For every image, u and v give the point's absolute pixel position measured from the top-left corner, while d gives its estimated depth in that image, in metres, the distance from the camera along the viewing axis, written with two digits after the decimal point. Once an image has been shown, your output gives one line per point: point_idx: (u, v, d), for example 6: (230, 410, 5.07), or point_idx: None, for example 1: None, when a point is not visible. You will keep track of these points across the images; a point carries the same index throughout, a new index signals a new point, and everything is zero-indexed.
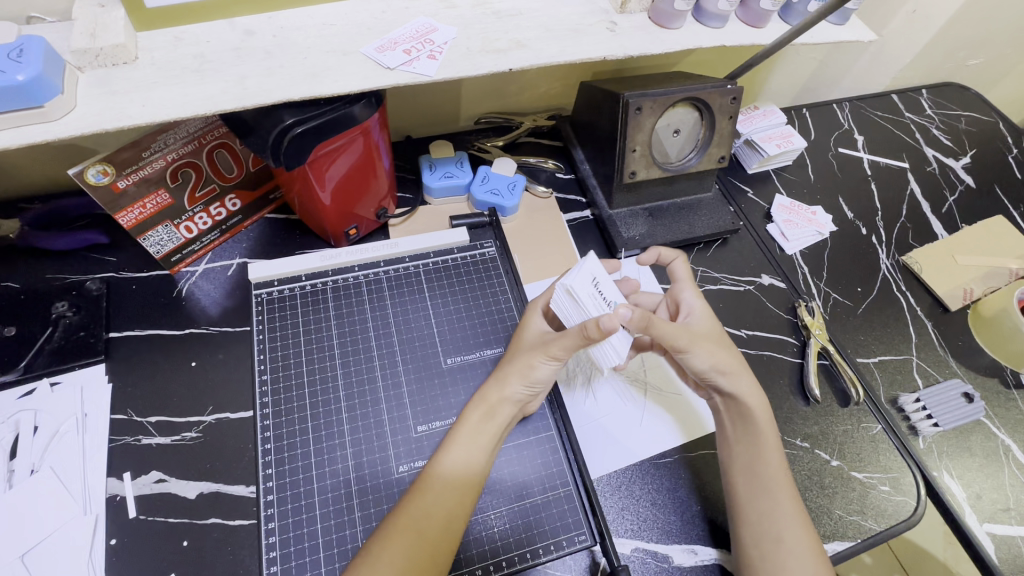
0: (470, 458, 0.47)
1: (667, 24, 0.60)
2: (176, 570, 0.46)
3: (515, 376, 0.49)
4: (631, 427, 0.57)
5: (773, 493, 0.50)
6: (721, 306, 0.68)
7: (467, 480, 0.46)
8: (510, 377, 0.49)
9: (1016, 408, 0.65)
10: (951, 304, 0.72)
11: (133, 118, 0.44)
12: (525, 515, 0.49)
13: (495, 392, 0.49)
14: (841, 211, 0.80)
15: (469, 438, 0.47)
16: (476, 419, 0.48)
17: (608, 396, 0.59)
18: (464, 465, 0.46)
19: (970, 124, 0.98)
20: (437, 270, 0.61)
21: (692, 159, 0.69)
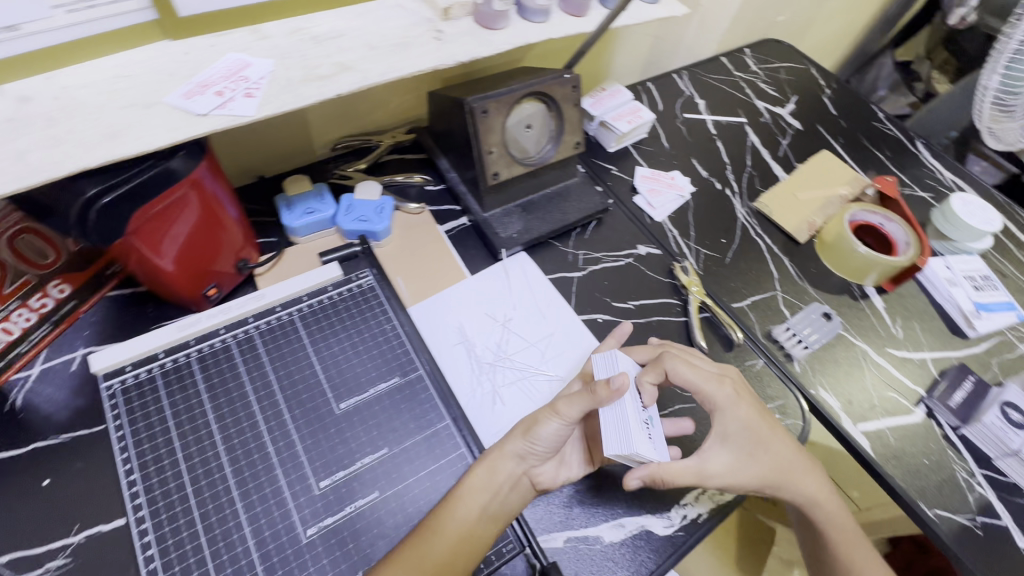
0: (493, 486, 0.48)
1: (492, 24, 0.61)
2: None
3: (517, 434, 0.50)
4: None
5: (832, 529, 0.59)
6: (606, 284, 0.71)
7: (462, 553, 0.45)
8: (521, 446, 0.50)
9: (865, 315, 0.74)
10: (800, 237, 0.80)
11: None
12: None
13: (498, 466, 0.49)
14: (695, 171, 0.87)
15: (474, 509, 0.47)
16: (479, 484, 0.48)
17: (515, 394, 0.60)
18: (491, 486, 0.48)
19: (789, 73, 1.09)
20: (313, 311, 0.57)
21: (551, 150, 0.71)
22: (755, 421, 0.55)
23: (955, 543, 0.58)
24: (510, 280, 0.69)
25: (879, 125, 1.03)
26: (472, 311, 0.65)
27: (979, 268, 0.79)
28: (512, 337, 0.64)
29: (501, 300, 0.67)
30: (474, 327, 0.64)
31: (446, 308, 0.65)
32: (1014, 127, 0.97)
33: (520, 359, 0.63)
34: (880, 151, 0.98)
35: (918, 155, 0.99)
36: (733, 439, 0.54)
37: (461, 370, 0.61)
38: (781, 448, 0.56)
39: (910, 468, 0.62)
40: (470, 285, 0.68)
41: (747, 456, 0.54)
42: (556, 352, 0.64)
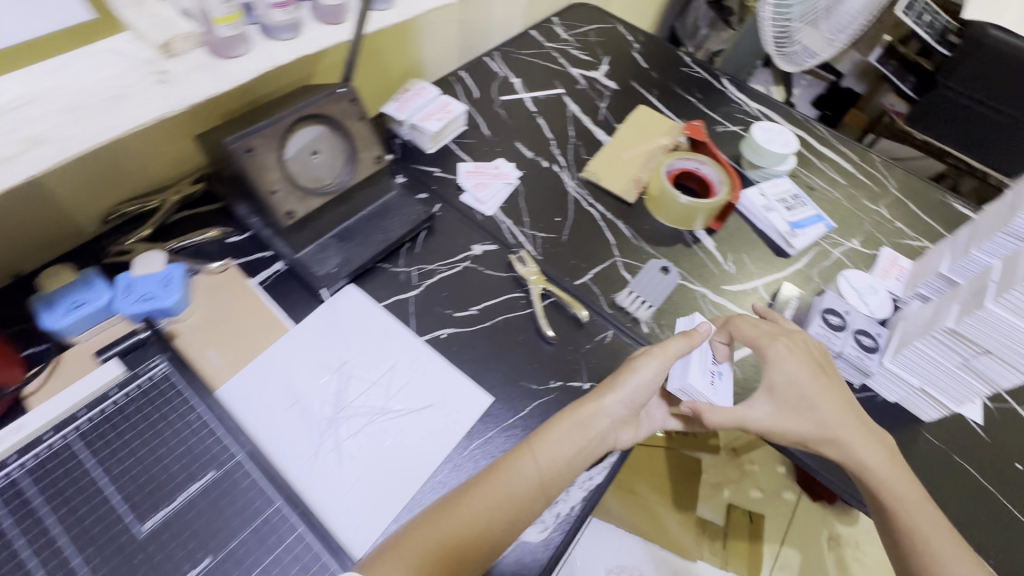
0: (560, 457, 0.53)
1: (229, 53, 0.54)
2: None
3: (607, 389, 0.56)
4: (391, 462, 0.55)
5: (914, 501, 0.55)
6: (445, 295, 0.68)
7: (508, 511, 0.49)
8: (592, 406, 0.55)
9: (700, 260, 0.77)
10: (629, 197, 0.82)
11: None
12: None
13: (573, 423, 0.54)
14: (521, 154, 0.85)
15: (544, 466, 0.52)
16: (567, 435, 0.53)
17: (361, 443, 0.56)
18: (557, 455, 0.52)
19: (599, 35, 1.10)
20: (97, 425, 0.49)
21: (346, 178, 0.65)
22: (804, 375, 0.60)
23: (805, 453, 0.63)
24: (342, 320, 0.64)
25: (687, 70, 1.07)
26: (302, 366, 0.60)
27: (788, 189, 0.85)
28: (350, 382, 0.60)
29: (333, 344, 0.62)
30: (309, 382, 0.59)
31: (271, 370, 0.59)
32: (819, 33, 0.99)
33: (364, 403, 0.58)
34: (691, 95, 1.02)
35: (725, 92, 1.04)
36: (779, 391, 0.60)
37: (296, 434, 0.55)
38: (834, 402, 0.59)
39: None
40: (297, 337, 0.62)
41: (789, 409, 0.60)
42: (403, 384, 0.60)
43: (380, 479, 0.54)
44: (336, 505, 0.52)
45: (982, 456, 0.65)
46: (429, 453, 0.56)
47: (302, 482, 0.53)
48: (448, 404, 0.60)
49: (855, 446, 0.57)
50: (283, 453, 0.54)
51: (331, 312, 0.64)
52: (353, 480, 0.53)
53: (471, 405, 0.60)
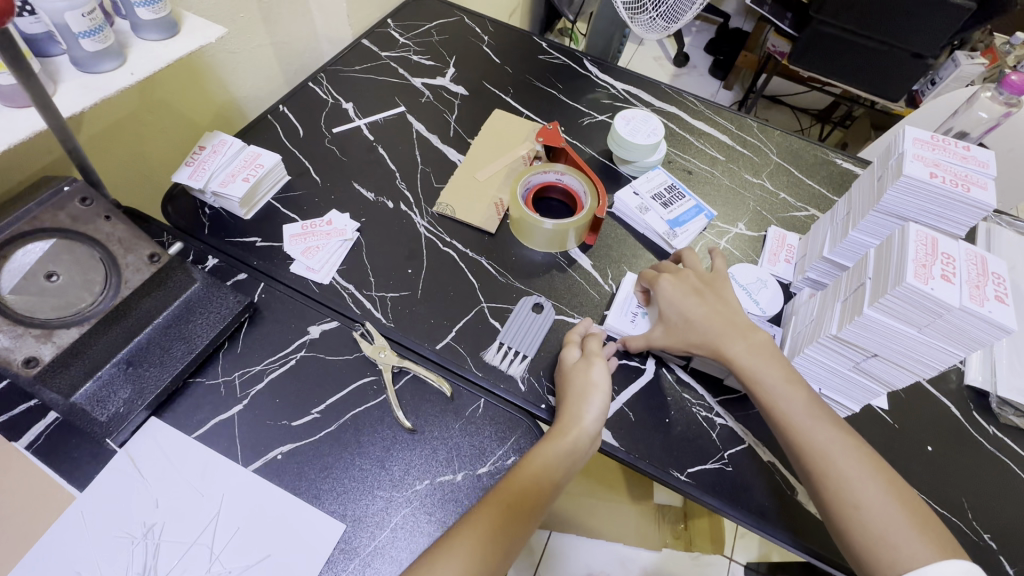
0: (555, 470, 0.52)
1: None
2: None
3: (579, 394, 0.56)
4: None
5: (843, 452, 0.51)
6: (277, 400, 0.56)
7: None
8: (558, 442, 0.53)
9: (578, 285, 0.69)
10: (491, 226, 0.72)
11: None
12: None
13: (536, 468, 0.52)
14: (360, 196, 0.73)
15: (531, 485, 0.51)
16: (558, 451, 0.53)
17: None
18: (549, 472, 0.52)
19: (442, 32, 0.98)
20: None
21: (110, 302, 0.52)
22: (678, 292, 0.61)
23: (712, 496, 0.55)
24: (143, 470, 0.51)
25: (546, 57, 0.97)
26: (93, 548, 0.48)
27: (663, 181, 0.78)
28: (159, 552, 0.48)
29: (133, 505, 0.50)
30: (104, 566, 0.47)
31: (51, 567, 0.47)
32: None
33: (180, 574, 0.47)
34: (551, 87, 0.92)
35: (589, 76, 0.95)
36: (667, 319, 0.60)
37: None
38: (747, 346, 0.57)
39: (654, 439, 0.58)
40: (84, 508, 0.49)
41: (677, 330, 0.60)
42: (230, 537, 0.49)
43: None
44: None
45: (895, 446, 0.61)
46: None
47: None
48: (288, 548, 0.49)
49: (758, 375, 0.55)
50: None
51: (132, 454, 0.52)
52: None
53: (316, 545, 0.49)
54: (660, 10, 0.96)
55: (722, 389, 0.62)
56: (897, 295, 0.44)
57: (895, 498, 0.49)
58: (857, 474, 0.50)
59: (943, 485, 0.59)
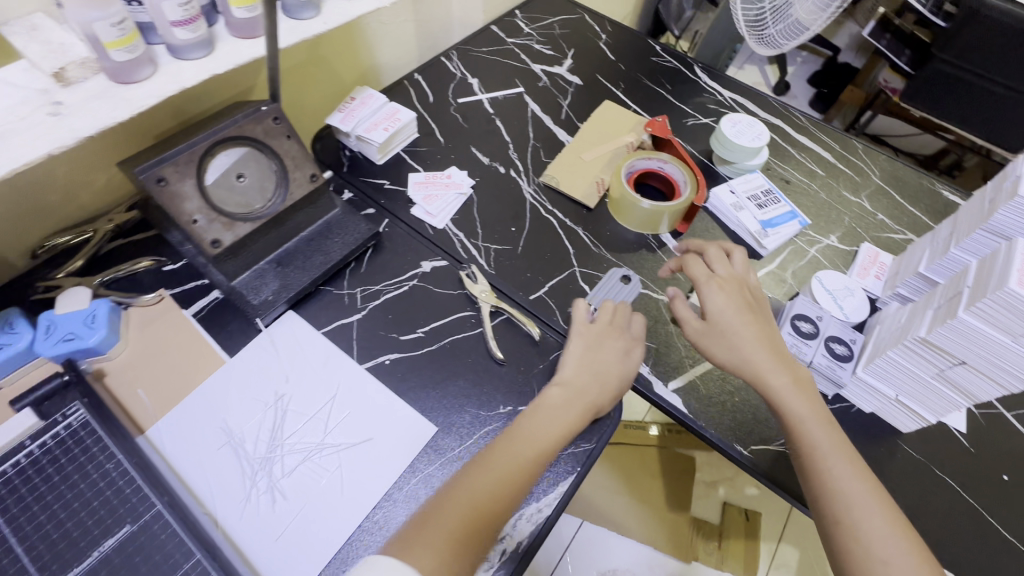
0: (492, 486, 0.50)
1: (132, 77, 0.51)
2: None
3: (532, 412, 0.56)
4: (326, 507, 0.52)
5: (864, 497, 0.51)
6: (390, 317, 0.65)
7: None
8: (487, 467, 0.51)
9: (665, 266, 0.74)
10: (590, 202, 0.78)
11: None
12: None
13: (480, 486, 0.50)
14: (476, 159, 0.81)
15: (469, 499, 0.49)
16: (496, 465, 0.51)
17: (296, 482, 0.54)
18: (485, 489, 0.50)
19: (564, 26, 1.06)
20: (5, 479, 0.47)
21: (276, 208, 0.62)
22: (732, 308, 0.61)
23: (770, 473, 0.59)
24: (280, 349, 0.61)
25: (658, 60, 1.02)
26: (236, 403, 0.57)
27: (760, 185, 0.81)
28: (285, 418, 0.57)
29: (269, 376, 0.59)
30: (242, 419, 0.56)
31: (202, 412, 0.56)
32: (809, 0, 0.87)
33: (300, 439, 0.56)
34: (660, 87, 0.97)
35: (697, 82, 0.99)
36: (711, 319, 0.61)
37: (228, 474, 0.53)
38: (784, 374, 0.58)
39: (722, 413, 0.62)
40: (231, 369, 0.59)
41: (714, 332, 0.60)
42: (341, 418, 0.58)
43: (312, 521, 0.52)
44: (261, 552, 0.50)
45: (966, 468, 0.61)
46: (365, 493, 0.53)
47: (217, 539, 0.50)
48: (388, 437, 0.57)
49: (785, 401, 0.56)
50: (214, 500, 0.52)
51: (269, 334, 0.62)
52: (282, 525, 0.51)
53: (410, 439, 0.57)
54: (778, 26, 0.96)
55: None
56: (995, 299, 0.46)
57: (879, 502, 0.51)
58: (876, 522, 0.50)
59: (1013, 515, 0.58)
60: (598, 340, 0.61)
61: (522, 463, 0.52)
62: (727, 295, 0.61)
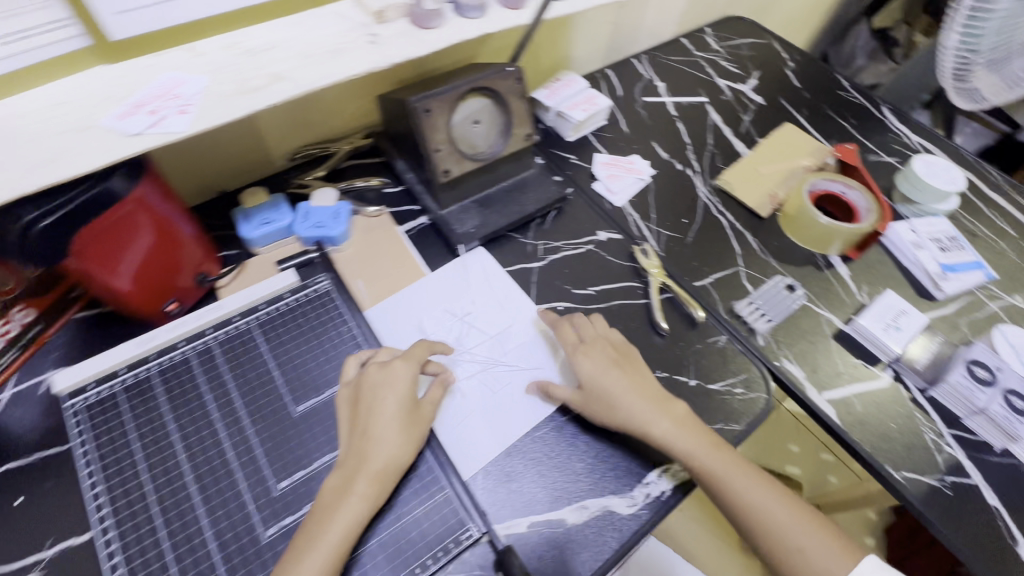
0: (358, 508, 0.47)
1: (428, 24, 0.61)
2: None
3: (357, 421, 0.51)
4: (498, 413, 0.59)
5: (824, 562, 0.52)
6: (566, 272, 0.72)
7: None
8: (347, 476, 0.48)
9: (831, 285, 0.74)
10: (762, 211, 0.80)
11: None
12: (397, 538, 0.49)
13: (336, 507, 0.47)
14: (656, 153, 0.87)
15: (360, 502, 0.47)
16: (357, 486, 0.47)
17: (473, 386, 0.61)
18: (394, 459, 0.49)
19: (752, 49, 1.09)
20: (271, 319, 0.59)
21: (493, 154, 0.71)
22: (602, 372, 0.58)
23: (922, 502, 0.58)
24: (472, 276, 0.70)
25: (844, 94, 1.02)
26: (431, 311, 0.66)
27: (946, 229, 0.79)
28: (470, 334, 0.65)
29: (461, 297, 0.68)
30: (435, 326, 0.65)
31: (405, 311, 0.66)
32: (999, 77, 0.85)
33: (480, 356, 0.63)
34: (845, 120, 0.97)
35: (884, 121, 0.98)
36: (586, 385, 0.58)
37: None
38: (719, 459, 0.55)
39: (876, 434, 0.62)
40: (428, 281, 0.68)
41: (603, 401, 0.57)
42: (516, 347, 0.64)
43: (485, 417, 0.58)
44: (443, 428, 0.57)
45: None
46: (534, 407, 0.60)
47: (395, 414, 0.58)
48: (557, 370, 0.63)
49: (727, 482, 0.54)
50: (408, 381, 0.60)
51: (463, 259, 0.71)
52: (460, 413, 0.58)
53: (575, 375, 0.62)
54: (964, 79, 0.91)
55: (958, 426, 0.63)
56: None
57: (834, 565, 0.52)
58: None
59: None
60: (389, 376, 0.53)
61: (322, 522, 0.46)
62: (593, 359, 0.59)
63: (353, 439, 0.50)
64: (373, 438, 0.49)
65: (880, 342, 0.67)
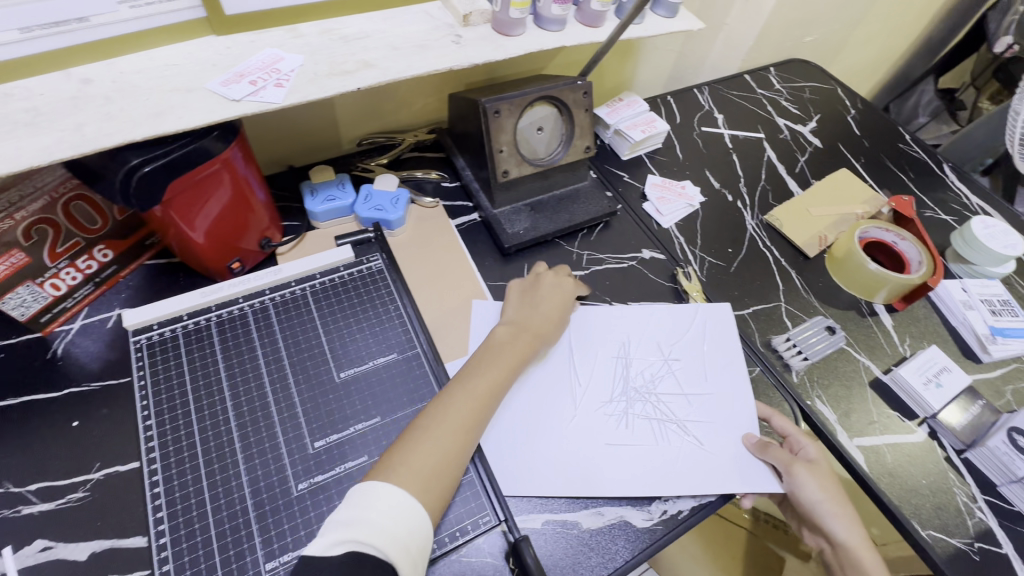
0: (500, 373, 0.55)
1: (509, 31, 0.64)
2: None
3: (514, 307, 0.63)
4: (629, 465, 0.58)
5: None
6: (606, 284, 0.73)
7: (487, 407, 0.53)
8: (504, 343, 0.58)
9: (872, 333, 0.73)
10: (810, 251, 0.80)
11: None
12: None
13: (485, 363, 0.56)
14: (708, 182, 0.88)
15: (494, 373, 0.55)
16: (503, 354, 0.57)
17: (641, 429, 0.60)
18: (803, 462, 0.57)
19: (814, 93, 1.10)
20: (325, 289, 0.62)
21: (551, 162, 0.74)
22: (818, 496, 0.56)
23: (948, 563, 0.56)
24: (671, 329, 0.69)
25: (905, 147, 1.01)
26: (604, 343, 0.67)
27: (998, 293, 0.77)
28: (648, 377, 0.65)
29: (677, 342, 0.68)
30: (644, 360, 0.66)
31: (585, 353, 0.66)
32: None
33: (666, 408, 0.62)
34: (903, 172, 0.97)
35: (943, 178, 0.97)
36: (818, 469, 0.57)
37: (603, 386, 0.63)
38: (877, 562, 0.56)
39: (905, 487, 0.61)
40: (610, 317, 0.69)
41: (824, 496, 0.57)
42: (716, 416, 0.62)
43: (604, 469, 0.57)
44: (555, 461, 0.57)
45: None
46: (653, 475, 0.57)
47: (508, 425, 0.59)
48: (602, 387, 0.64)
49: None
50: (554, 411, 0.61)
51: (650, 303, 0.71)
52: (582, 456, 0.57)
53: (745, 462, 0.59)
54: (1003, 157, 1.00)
55: (992, 492, 0.62)
56: None
57: None
58: None
59: None
60: (535, 282, 0.66)
61: (475, 371, 0.55)
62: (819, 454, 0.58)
63: (516, 312, 0.62)
64: (525, 318, 0.61)
65: (918, 395, 0.66)
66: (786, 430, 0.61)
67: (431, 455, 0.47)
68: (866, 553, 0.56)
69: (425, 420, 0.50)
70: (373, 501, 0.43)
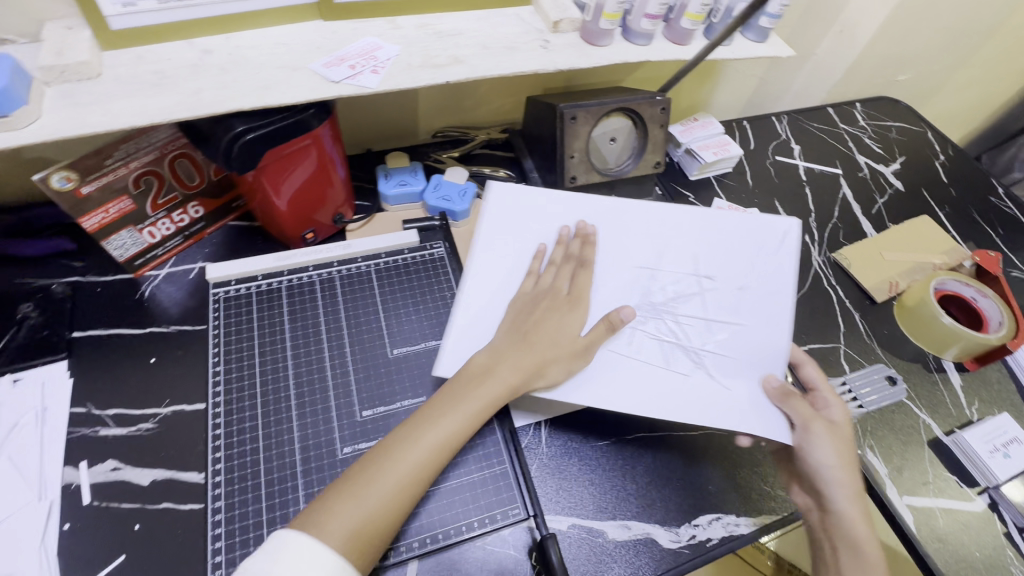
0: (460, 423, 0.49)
1: (596, 41, 0.65)
2: (143, 521, 0.49)
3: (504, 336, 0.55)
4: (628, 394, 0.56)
5: None
6: None
7: (434, 468, 0.46)
8: (474, 387, 0.51)
9: (938, 391, 0.69)
10: (878, 296, 0.76)
11: (112, 125, 0.49)
12: (448, 496, 0.52)
13: (449, 411, 0.49)
14: (777, 212, 0.86)
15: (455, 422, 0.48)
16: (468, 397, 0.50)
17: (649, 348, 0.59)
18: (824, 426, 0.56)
19: (901, 133, 1.05)
20: (387, 268, 0.65)
21: (620, 172, 0.74)
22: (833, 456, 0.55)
23: None
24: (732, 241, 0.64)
25: (996, 201, 0.95)
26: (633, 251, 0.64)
27: None
28: (690, 290, 0.62)
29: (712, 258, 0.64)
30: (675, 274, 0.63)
31: (639, 256, 0.63)
32: None
33: (684, 330, 0.60)
34: (991, 227, 0.91)
35: None
36: (838, 427, 0.57)
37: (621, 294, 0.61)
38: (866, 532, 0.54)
39: (955, 556, 0.57)
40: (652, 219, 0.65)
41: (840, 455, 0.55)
42: (743, 351, 0.59)
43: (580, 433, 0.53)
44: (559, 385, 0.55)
45: None
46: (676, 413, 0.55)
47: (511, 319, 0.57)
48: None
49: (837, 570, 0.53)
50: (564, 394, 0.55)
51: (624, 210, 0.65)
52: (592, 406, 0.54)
53: (764, 406, 0.57)
54: None
55: None
56: None
57: None
58: None
59: None
60: (532, 305, 0.57)
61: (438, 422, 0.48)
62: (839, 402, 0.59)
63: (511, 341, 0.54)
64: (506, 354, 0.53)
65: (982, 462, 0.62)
66: (813, 384, 0.61)
67: (354, 520, 0.42)
68: (858, 540, 0.53)
69: (365, 471, 0.45)
70: (283, 553, 0.39)
